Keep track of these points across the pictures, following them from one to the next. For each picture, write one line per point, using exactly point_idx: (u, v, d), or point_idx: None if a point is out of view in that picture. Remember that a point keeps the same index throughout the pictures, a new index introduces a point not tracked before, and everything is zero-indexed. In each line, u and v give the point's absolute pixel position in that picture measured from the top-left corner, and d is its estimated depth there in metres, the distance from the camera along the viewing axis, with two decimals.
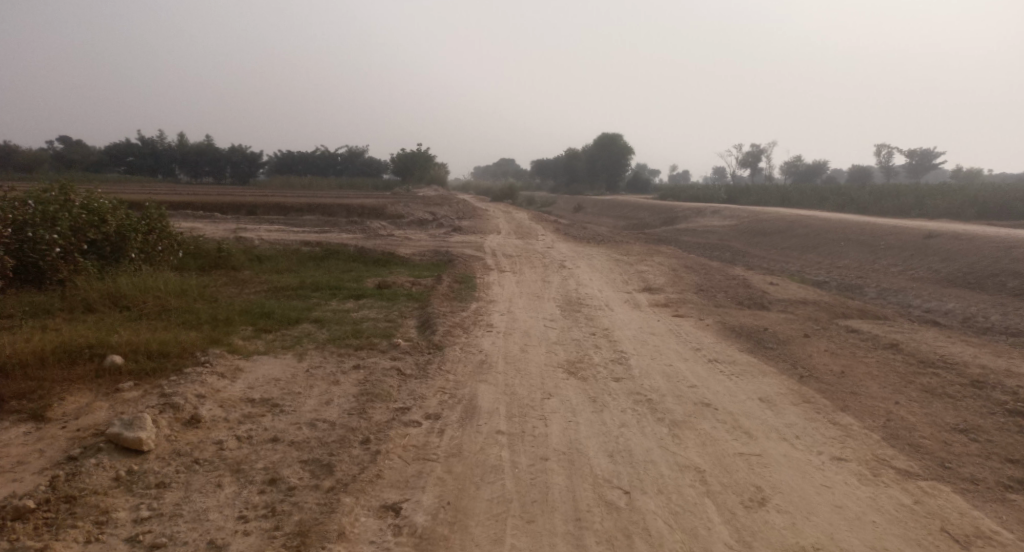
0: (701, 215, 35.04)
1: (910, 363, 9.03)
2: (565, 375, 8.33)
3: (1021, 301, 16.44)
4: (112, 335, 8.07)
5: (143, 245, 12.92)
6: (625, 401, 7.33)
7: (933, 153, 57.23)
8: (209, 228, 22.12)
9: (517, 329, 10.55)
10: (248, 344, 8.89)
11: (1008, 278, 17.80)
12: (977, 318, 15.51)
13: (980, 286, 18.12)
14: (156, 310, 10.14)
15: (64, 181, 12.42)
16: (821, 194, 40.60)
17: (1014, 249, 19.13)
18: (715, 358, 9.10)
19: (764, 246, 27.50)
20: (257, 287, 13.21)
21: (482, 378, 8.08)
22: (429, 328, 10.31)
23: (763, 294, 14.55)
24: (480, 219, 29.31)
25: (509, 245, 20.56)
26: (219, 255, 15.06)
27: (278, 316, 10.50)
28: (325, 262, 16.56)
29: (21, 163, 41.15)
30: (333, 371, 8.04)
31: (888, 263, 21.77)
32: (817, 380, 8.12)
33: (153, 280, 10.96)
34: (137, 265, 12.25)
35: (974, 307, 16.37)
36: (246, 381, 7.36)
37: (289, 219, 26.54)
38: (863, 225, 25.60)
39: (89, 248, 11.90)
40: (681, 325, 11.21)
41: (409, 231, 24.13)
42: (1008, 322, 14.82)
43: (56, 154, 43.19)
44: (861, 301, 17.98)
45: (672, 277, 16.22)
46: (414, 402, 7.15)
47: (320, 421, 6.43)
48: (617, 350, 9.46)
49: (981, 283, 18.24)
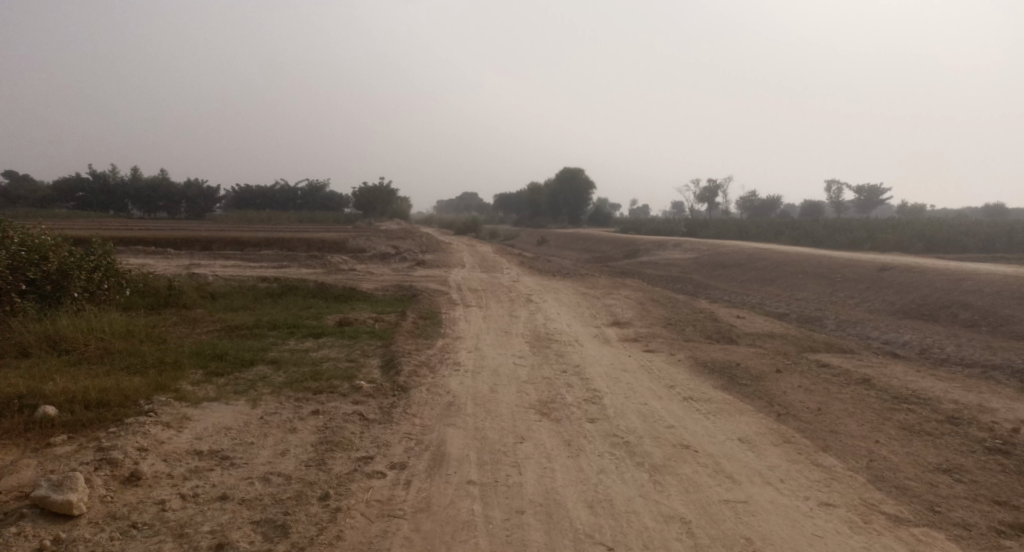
0: (662, 248, 35.20)
1: (884, 399, 8.86)
2: (538, 416, 7.96)
3: (976, 332, 16.62)
4: (47, 382, 7.49)
5: (88, 283, 12.24)
6: (601, 445, 6.99)
7: (879, 188, 58.82)
8: (161, 265, 21.31)
9: (485, 367, 10.17)
10: (198, 389, 8.35)
11: (961, 309, 18.04)
12: (934, 349, 15.60)
13: (934, 318, 18.32)
14: (98, 353, 9.53)
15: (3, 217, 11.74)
16: (776, 227, 41.20)
17: (967, 281, 19.42)
18: (690, 396, 8.83)
19: (725, 279, 27.63)
20: (210, 327, 12.63)
21: (450, 422, 7.67)
22: (393, 368, 9.86)
23: (730, 328, 14.41)
24: (443, 252, 28.93)
25: (474, 279, 20.21)
26: (170, 293, 14.43)
27: (232, 358, 9.96)
28: (283, 299, 15.99)
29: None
30: (290, 417, 7.55)
31: (845, 295, 21.97)
32: (795, 418, 7.89)
33: (96, 321, 10.34)
34: (80, 306, 11.58)
35: (930, 338, 16.49)
36: (194, 431, 6.84)
37: (246, 254, 25.81)
38: (821, 258, 25.91)
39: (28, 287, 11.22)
40: (652, 361, 10.94)
41: (370, 266, 23.63)
42: (965, 352, 14.92)
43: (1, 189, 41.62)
44: (823, 333, 18.01)
45: (638, 311, 16.03)
46: (378, 450, 6.72)
47: (275, 475, 5.96)
48: (589, 389, 9.13)
49: (936, 314, 18.44)
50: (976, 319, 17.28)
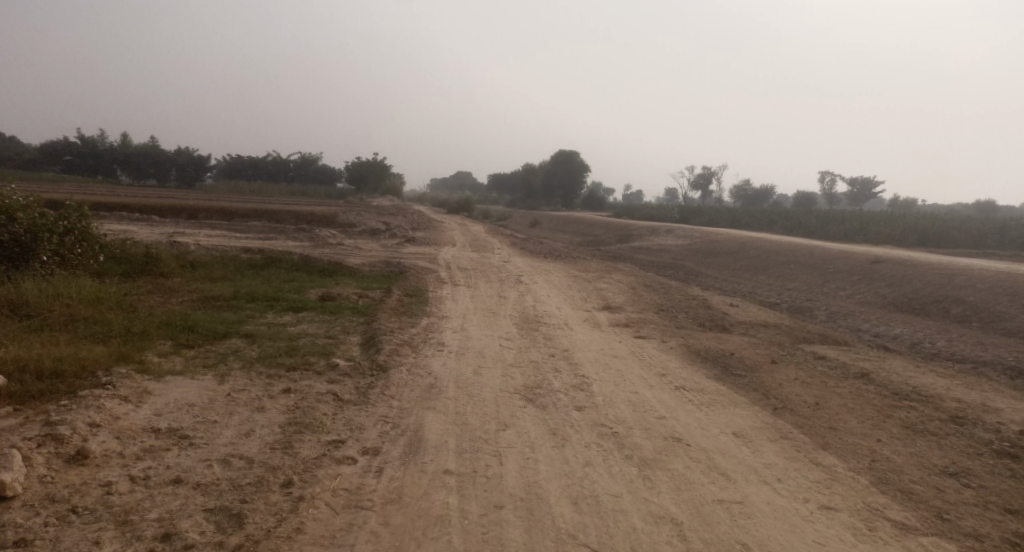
0: (655, 234, 34.80)
1: (884, 394, 8.48)
2: (522, 402, 7.55)
3: (966, 328, 16.34)
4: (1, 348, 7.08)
5: (58, 247, 11.72)
6: (588, 435, 6.60)
7: (872, 181, 58.52)
8: (143, 232, 20.72)
9: (470, 348, 9.74)
10: (163, 361, 7.96)
11: (952, 304, 17.72)
12: (924, 344, 15.28)
13: (925, 312, 18.01)
14: (62, 319, 9.05)
15: None
16: (769, 217, 40.83)
17: (959, 275, 19.11)
18: (682, 386, 8.42)
19: (717, 267, 27.25)
20: (186, 297, 12.13)
21: (429, 406, 7.26)
22: (373, 346, 9.41)
23: (723, 316, 14.02)
24: (435, 230, 28.39)
25: (464, 257, 19.77)
26: (147, 260, 13.89)
27: (204, 330, 9.48)
28: (265, 271, 15.46)
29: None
30: (259, 395, 7.12)
31: (837, 286, 21.63)
32: (792, 412, 7.49)
33: (62, 286, 9.85)
34: (48, 270, 11.08)
35: (921, 332, 16.19)
36: (154, 406, 6.41)
37: (232, 225, 25.19)
38: (814, 249, 25.55)
39: None
40: (644, 347, 10.54)
41: (359, 241, 23.10)
42: (956, 348, 14.61)
43: None
44: (813, 323, 17.69)
45: (631, 295, 15.60)
46: (351, 433, 6.30)
47: (235, 457, 5.55)
48: (578, 375, 8.71)
49: (925, 308, 18.16)
50: (967, 315, 16.99)
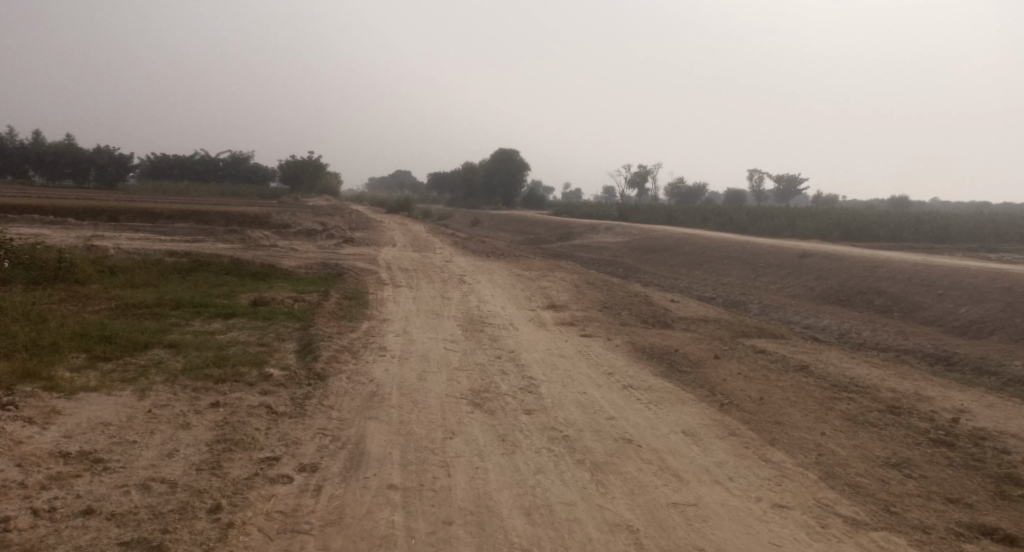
0: (594, 231, 34.96)
1: (825, 387, 8.56)
2: (469, 407, 7.34)
3: (889, 318, 16.84)
4: None
5: None
6: (538, 440, 6.46)
7: (796, 177, 60.31)
8: (59, 235, 19.70)
9: (413, 352, 9.44)
10: (77, 377, 7.78)
11: (877, 295, 18.26)
12: (852, 334, 15.68)
13: (852, 304, 18.51)
14: None
15: None
16: (703, 214, 41.55)
17: (881, 268, 19.71)
18: (630, 384, 8.33)
19: (654, 263, 27.53)
20: (104, 305, 11.47)
21: (371, 416, 7.03)
22: (311, 353, 9.03)
23: (664, 312, 14.06)
24: (372, 230, 27.83)
25: (405, 258, 19.38)
26: (60, 266, 13.06)
27: (122, 341, 9.20)
28: (192, 275, 14.78)
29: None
30: (184, 411, 6.95)
31: (768, 280, 22.07)
32: (739, 408, 7.46)
33: None
34: None
35: (848, 323, 16.62)
36: (63, 428, 6.37)
37: (157, 227, 24.16)
38: (746, 244, 26.06)
39: None
40: (589, 346, 10.42)
41: (294, 242, 22.42)
42: (880, 337, 15.03)
43: None
44: (747, 317, 17.99)
45: (573, 294, 15.52)
46: (286, 449, 6.19)
47: (155, 482, 5.53)
48: (525, 377, 8.52)
49: (851, 300, 18.67)
50: (890, 305, 17.52)
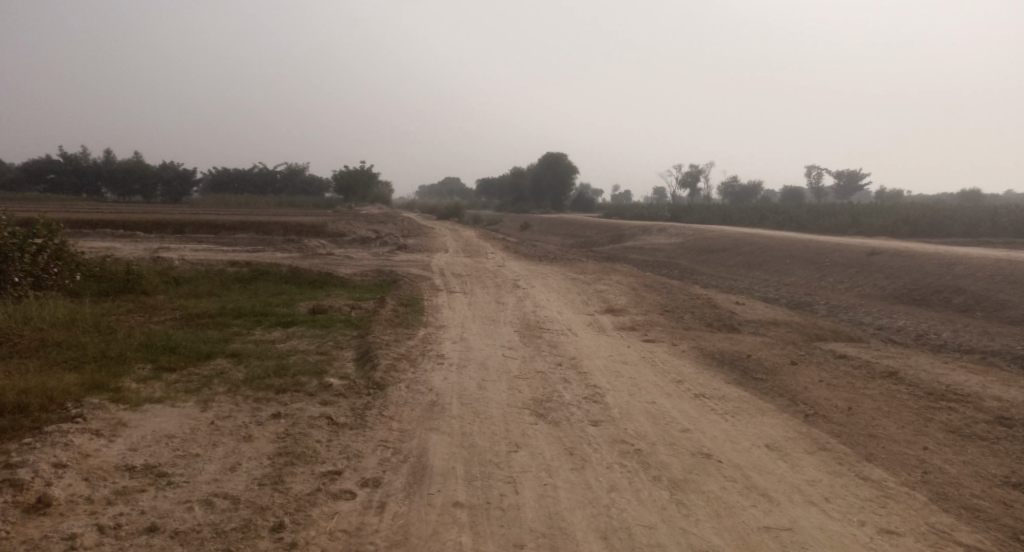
0: (647, 233, 34.28)
1: (918, 395, 7.91)
2: (533, 419, 6.98)
3: (971, 317, 15.85)
4: None
5: (31, 267, 11.75)
6: (609, 454, 6.06)
7: (858, 173, 58.33)
8: (127, 248, 20.20)
9: (472, 360, 9.14)
10: (143, 388, 7.74)
11: (954, 294, 17.25)
12: (930, 335, 14.80)
13: (928, 303, 17.51)
14: (34, 344, 9.02)
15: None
16: (760, 213, 40.39)
17: (959, 265, 18.61)
18: (702, 393, 7.85)
19: (711, 264, 26.75)
20: (169, 315, 11.53)
21: (433, 427, 6.74)
22: (369, 361, 8.81)
23: (730, 315, 13.44)
24: (425, 237, 27.82)
25: (458, 263, 19.18)
26: (128, 278, 13.30)
27: (185, 351, 9.18)
28: (253, 284, 14.84)
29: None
30: (245, 422, 6.78)
31: (834, 280, 21.16)
32: (826, 419, 6.92)
33: (36, 310, 9.88)
34: (23, 295, 11.12)
35: (926, 324, 15.69)
36: (129, 440, 6.26)
37: (219, 238, 24.62)
38: (809, 242, 25.09)
39: None
40: (654, 352, 9.95)
41: (349, 250, 22.48)
42: (963, 338, 14.11)
43: None
44: (814, 318, 17.19)
45: (632, 297, 15.02)
46: (348, 462, 5.95)
47: (218, 497, 5.34)
48: (590, 385, 8.12)
49: (928, 299, 17.66)
50: (971, 304, 16.50)
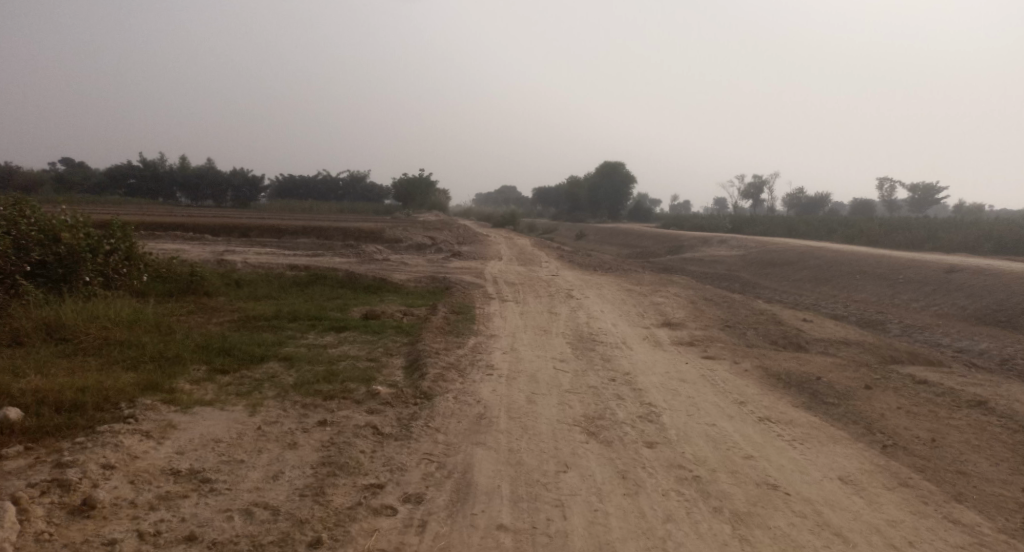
0: (708, 244, 33.47)
1: (1009, 429, 7.27)
2: (584, 437, 6.64)
3: None
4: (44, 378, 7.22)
5: (100, 267, 11.96)
6: (666, 480, 5.68)
7: (934, 187, 55.94)
8: (194, 251, 20.63)
9: (523, 372, 8.85)
10: (195, 389, 7.68)
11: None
12: (1014, 360, 13.85)
13: (1012, 326, 16.44)
14: (96, 343, 9.12)
15: (35, 200, 11.92)
16: (828, 226, 38.99)
17: None
18: (767, 417, 7.37)
19: (775, 278, 25.84)
20: (227, 317, 11.58)
21: (479, 441, 6.47)
22: (417, 370, 8.60)
23: (796, 333, 12.82)
24: (481, 244, 27.71)
25: (513, 272, 18.95)
26: (191, 279, 13.48)
27: (239, 353, 9.14)
28: (310, 288, 14.87)
29: (17, 183, 39.21)
30: (291, 428, 6.61)
31: (908, 298, 20.11)
32: (905, 452, 6.38)
33: (101, 308, 10.00)
34: (90, 293, 11.30)
35: (1009, 348, 14.71)
36: (176, 443, 6.09)
37: (281, 242, 24.97)
38: (880, 257, 23.98)
39: (38, 271, 11.07)
40: (715, 370, 9.48)
41: (405, 256, 22.49)
42: None
43: (56, 177, 42.33)
44: (885, 337, 16.33)
45: (691, 311, 14.49)
46: (392, 476, 5.70)
47: (260, 508, 5.12)
48: (645, 403, 7.73)
49: (1012, 321, 16.59)
50: None
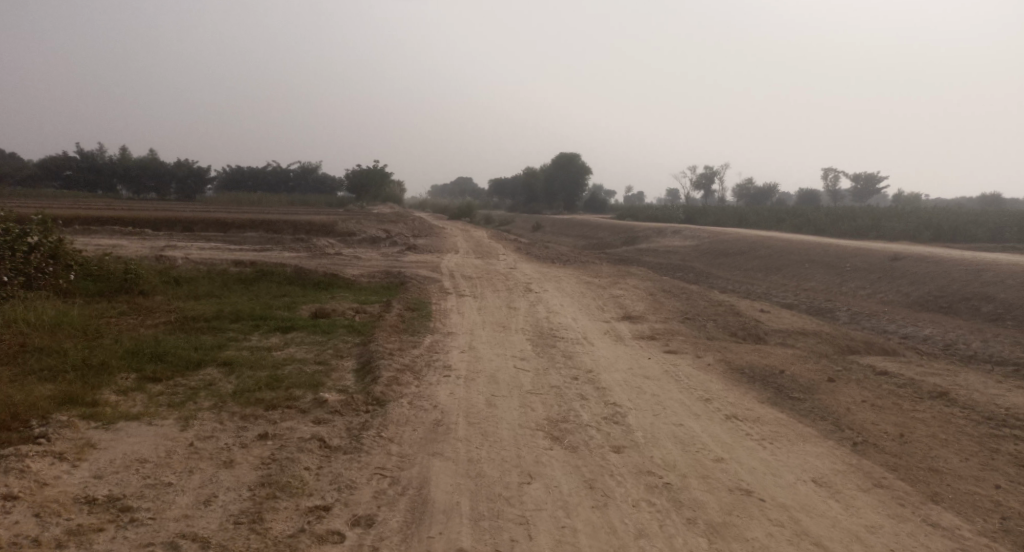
0: (661, 235, 33.44)
1: (975, 421, 7.12)
2: (547, 443, 6.24)
3: (1001, 327, 14.98)
4: None
5: (23, 266, 11.08)
6: (635, 489, 5.32)
7: (875, 177, 57.16)
8: (133, 247, 19.60)
9: (481, 372, 8.41)
10: (122, 401, 7.06)
11: (984, 302, 16.35)
12: (960, 345, 13.95)
13: (954, 311, 16.64)
14: (14, 350, 8.38)
15: None
16: (776, 216, 39.42)
17: (985, 272, 17.73)
18: (735, 415, 7.09)
19: (728, 268, 25.88)
20: (163, 318, 10.87)
21: (435, 451, 6.02)
22: (369, 374, 8.08)
23: (754, 324, 12.66)
24: (436, 237, 27.14)
25: (468, 265, 18.47)
26: (125, 277, 12.67)
27: (173, 359, 8.49)
28: (255, 285, 14.16)
29: None
30: (228, 444, 6.07)
31: (855, 286, 20.27)
32: (877, 449, 6.15)
33: (21, 312, 9.23)
34: (10, 294, 10.46)
35: (954, 333, 14.83)
36: (95, 466, 5.52)
37: (227, 236, 24.00)
38: (829, 246, 24.19)
39: None
40: (678, 365, 9.18)
41: (357, 250, 21.80)
42: (995, 350, 13.26)
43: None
44: (834, 324, 16.36)
45: (650, 303, 14.23)
46: (338, 496, 5.22)
47: (186, 540, 4.61)
48: (610, 404, 7.36)
49: (955, 307, 16.78)
50: (1001, 313, 15.61)
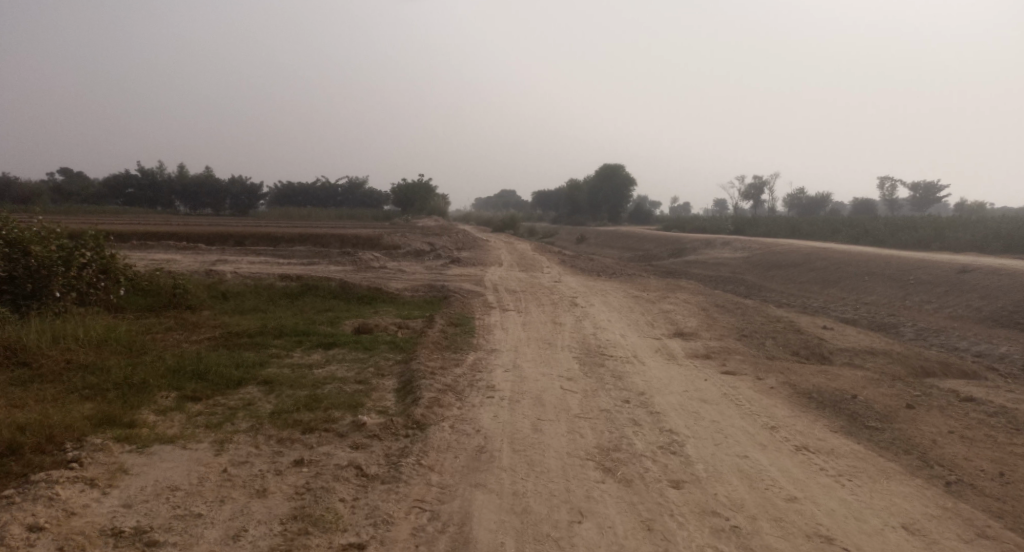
0: (710, 247, 32.53)
1: None
2: (598, 475, 5.76)
3: None
4: None
5: (74, 281, 11.07)
6: (700, 532, 4.82)
7: (936, 186, 55.00)
8: (185, 261, 19.75)
9: (527, 393, 7.96)
10: (159, 421, 6.82)
11: None
12: None
13: None
14: (59, 366, 8.27)
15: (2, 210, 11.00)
16: (832, 226, 38.03)
17: None
18: (806, 446, 6.48)
19: (782, 280, 24.92)
20: (208, 334, 10.72)
21: (479, 482, 5.59)
22: (410, 394, 7.70)
23: (817, 342, 11.92)
24: (481, 250, 26.83)
25: (513, 278, 18.05)
26: (174, 292, 12.61)
27: (213, 377, 8.25)
28: (300, 300, 14.00)
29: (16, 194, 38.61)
30: (262, 471, 5.73)
31: (921, 299, 19.20)
32: (974, 490, 5.51)
33: (68, 328, 9.14)
34: (61, 309, 10.43)
35: None
36: (125, 494, 5.24)
37: (276, 250, 24.09)
38: (891, 257, 23.07)
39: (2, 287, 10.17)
40: (737, 388, 8.59)
41: (402, 263, 21.57)
42: None
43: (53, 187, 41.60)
44: (900, 342, 15.43)
45: (703, 319, 13.59)
46: (374, 533, 4.82)
47: None
48: (666, 431, 6.83)
49: None
50: None
